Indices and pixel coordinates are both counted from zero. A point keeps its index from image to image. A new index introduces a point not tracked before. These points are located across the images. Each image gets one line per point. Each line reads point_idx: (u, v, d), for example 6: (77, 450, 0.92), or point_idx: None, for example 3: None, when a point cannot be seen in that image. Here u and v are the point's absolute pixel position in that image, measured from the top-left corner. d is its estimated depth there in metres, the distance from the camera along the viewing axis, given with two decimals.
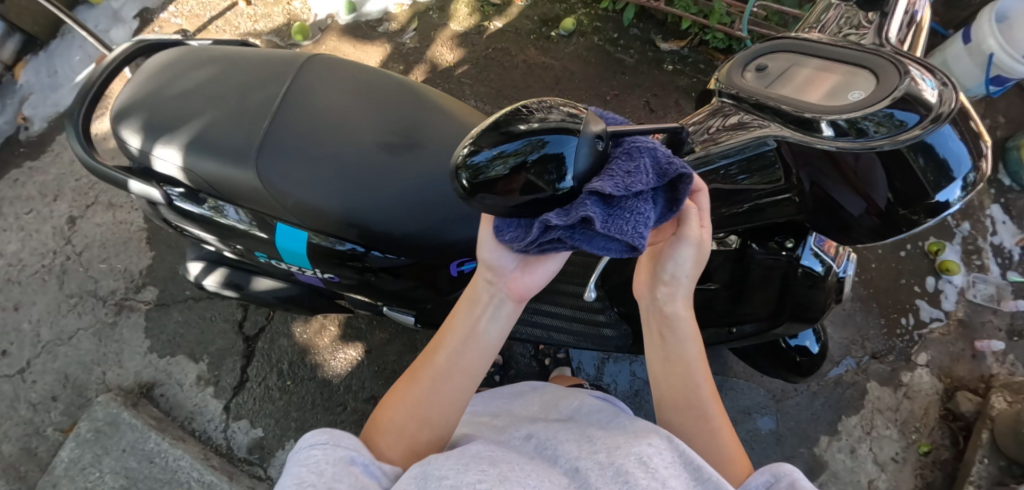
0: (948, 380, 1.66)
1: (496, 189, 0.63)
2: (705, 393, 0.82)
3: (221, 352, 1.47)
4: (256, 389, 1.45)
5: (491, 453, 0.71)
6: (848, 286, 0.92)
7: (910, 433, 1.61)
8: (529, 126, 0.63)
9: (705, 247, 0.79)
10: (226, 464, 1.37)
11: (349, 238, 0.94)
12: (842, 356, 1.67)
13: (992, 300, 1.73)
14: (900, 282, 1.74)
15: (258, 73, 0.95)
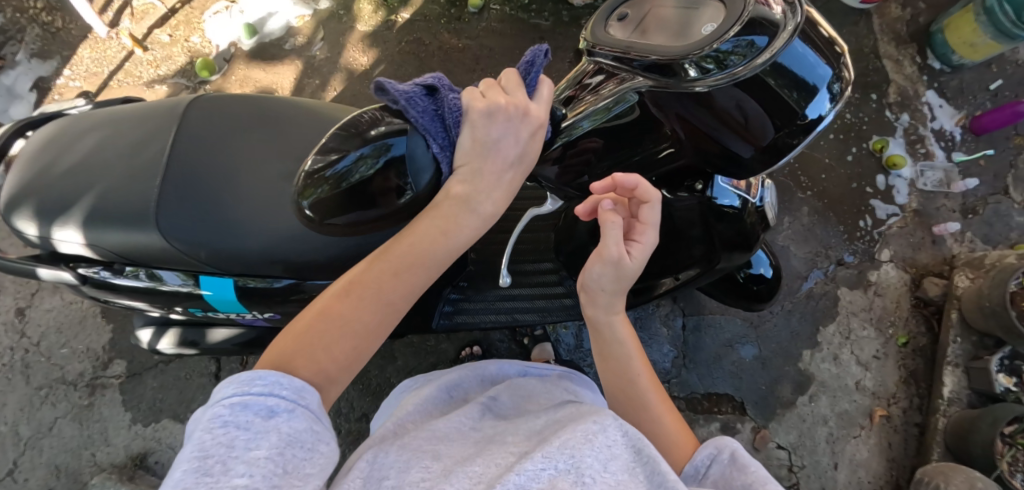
0: (914, 270, 1.71)
1: (369, 192, 0.74)
2: (638, 382, 0.87)
3: (204, 407, 1.46)
4: None
5: (432, 458, 0.76)
6: (771, 212, 0.94)
7: (887, 328, 1.67)
8: (378, 130, 0.73)
9: (623, 271, 0.81)
10: None
11: (274, 273, 0.91)
12: (809, 270, 1.71)
13: (942, 184, 1.77)
14: (852, 186, 1.76)
15: (143, 128, 0.91)
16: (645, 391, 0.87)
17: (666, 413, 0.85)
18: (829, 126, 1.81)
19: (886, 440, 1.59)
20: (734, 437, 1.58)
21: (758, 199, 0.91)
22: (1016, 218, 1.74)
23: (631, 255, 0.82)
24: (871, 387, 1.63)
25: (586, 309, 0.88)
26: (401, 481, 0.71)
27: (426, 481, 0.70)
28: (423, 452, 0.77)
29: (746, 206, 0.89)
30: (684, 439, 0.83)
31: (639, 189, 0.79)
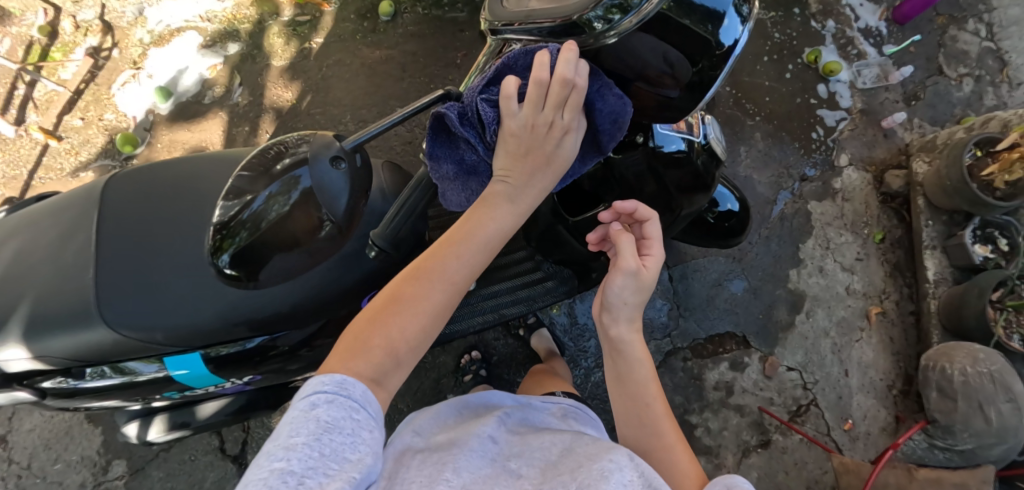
0: (874, 167, 1.74)
1: (285, 230, 0.67)
2: (651, 411, 0.90)
3: (218, 484, 1.43)
4: None
5: (453, 474, 0.72)
6: (719, 147, 0.94)
7: (862, 229, 1.70)
8: (283, 163, 0.66)
9: (641, 281, 0.85)
10: None
11: (238, 335, 0.87)
12: (777, 193, 1.72)
13: (881, 79, 1.80)
14: (797, 102, 1.78)
15: (63, 222, 0.86)
16: (658, 414, 0.90)
17: (677, 443, 0.88)
18: (761, 49, 1.82)
19: (887, 336, 1.63)
20: (745, 371, 1.60)
21: (701, 137, 0.91)
22: (955, 94, 1.79)
23: (646, 267, 0.86)
24: (862, 289, 1.66)
25: (607, 327, 0.90)
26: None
27: None
28: (445, 468, 0.74)
29: (692, 148, 0.89)
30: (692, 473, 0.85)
31: (639, 210, 0.86)
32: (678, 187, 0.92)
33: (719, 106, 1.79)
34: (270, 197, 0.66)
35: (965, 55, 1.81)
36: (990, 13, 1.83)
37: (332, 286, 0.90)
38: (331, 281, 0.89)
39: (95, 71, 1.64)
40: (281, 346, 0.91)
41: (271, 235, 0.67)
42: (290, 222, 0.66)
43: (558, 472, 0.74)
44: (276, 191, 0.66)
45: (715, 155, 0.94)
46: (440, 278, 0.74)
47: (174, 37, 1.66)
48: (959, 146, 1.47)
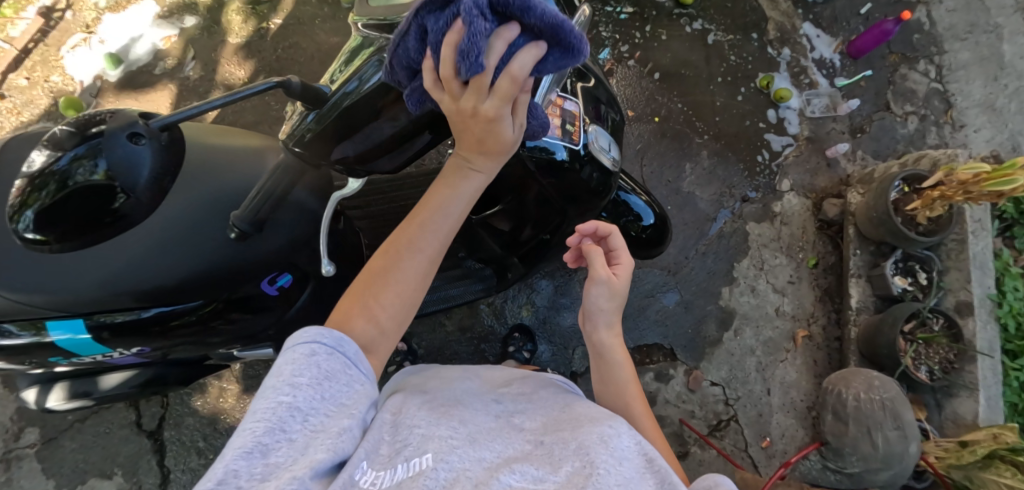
0: (814, 195, 1.79)
1: (91, 195, 0.67)
2: (631, 410, 0.91)
3: (133, 457, 1.42)
4: (182, 476, 1.42)
5: (455, 425, 0.75)
6: (604, 154, 0.99)
7: (797, 253, 1.75)
8: (96, 130, 0.67)
9: (617, 287, 0.91)
10: None
11: (131, 305, 0.87)
12: (717, 211, 1.76)
13: (829, 109, 1.85)
14: (746, 124, 1.83)
15: None
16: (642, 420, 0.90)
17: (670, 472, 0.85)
18: (716, 70, 1.86)
19: (810, 358, 1.67)
20: (669, 383, 1.64)
21: (582, 145, 0.96)
22: (900, 131, 1.84)
23: (616, 276, 0.92)
24: (790, 311, 1.71)
25: (589, 335, 0.95)
26: (429, 432, 0.71)
27: (444, 442, 0.69)
28: (451, 416, 0.76)
29: (574, 156, 0.96)
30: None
31: (599, 228, 0.92)
32: (576, 195, 1.02)
33: (669, 121, 1.82)
34: (74, 160, 0.66)
35: (912, 94, 1.86)
36: (941, 56, 1.88)
37: (229, 268, 0.90)
38: (229, 260, 0.90)
39: (45, 31, 1.62)
40: (187, 317, 0.93)
41: (76, 202, 0.67)
42: (94, 190, 0.66)
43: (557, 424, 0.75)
44: (83, 154, 0.66)
45: (606, 169, 1.00)
46: (415, 249, 0.82)
47: (130, 4, 1.64)
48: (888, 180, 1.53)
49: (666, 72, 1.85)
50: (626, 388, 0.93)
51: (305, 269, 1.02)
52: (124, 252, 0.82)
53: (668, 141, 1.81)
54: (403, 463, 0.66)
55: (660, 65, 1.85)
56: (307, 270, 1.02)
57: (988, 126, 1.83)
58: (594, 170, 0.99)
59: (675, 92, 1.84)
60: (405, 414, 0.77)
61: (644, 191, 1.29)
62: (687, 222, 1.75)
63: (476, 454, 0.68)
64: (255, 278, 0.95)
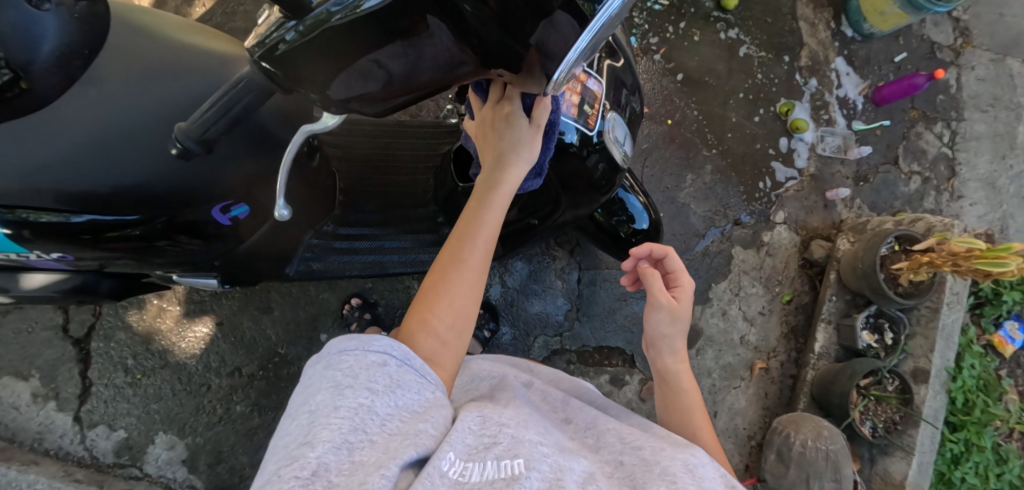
0: (805, 232, 1.79)
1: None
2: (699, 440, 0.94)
3: (51, 363, 1.40)
4: (104, 392, 1.41)
5: (545, 431, 0.73)
6: (615, 145, 0.94)
7: (774, 286, 1.75)
8: None
9: (677, 309, 0.96)
10: (92, 474, 1.37)
11: (63, 207, 0.74)
12: (707, 228, 1.73)
13: (840, 151, 1.83)
14: (756, 147, 1.79)
15: None
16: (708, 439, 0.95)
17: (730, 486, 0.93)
18: (740, 84, 1.80)
19: (761, 390, 1.70)
20: (622, 388, 1.61)
21: (596, 131, 0.91)
22: (901, 188, 1.83)
23: (678, 298, 0.96)
24: (754, 342, 1.71)
25: (654, 360, 1.00)
26: (518, 435, 0.68)
27: (543, 446, 0.67)
28: (530, 421, 0.74)
29: (584, 142, 0.91)
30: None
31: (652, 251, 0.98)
32: (580, 190, 0.99)
33: (681, 127, 1.77)
34: None
35: (922, 154, 1.85)
36: (959, 121, 1.87)
37: (170, 187, 0.80)
38: (173, 177, 0.80)
39: None
40: (128, 231, 0.82)
41: None
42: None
43: (644, 450, 0.73)
44: None
45: (614, 163, 0.96)
46: (462, 252, 0.80)
47: None
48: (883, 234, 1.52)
49: (689, 75, 1.79)
50: (691, 411, 0.97)
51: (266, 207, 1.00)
52: (63, 143, 0.71)
53: (676, 147, 1.76)
54: (495, 459, 0.63)
55: (685, 67, 1.78)
56: (265, 205, 0.99)
57: (984, 202, 1.84)
58: (601, 161, 0.95)
59: (694, 98, 1.78)
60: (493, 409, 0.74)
61: (642, 192, 1.26)
62: (675, 233, 1.72)
63: (564, 465, 0.65)
64: (206, 203, 0.87)
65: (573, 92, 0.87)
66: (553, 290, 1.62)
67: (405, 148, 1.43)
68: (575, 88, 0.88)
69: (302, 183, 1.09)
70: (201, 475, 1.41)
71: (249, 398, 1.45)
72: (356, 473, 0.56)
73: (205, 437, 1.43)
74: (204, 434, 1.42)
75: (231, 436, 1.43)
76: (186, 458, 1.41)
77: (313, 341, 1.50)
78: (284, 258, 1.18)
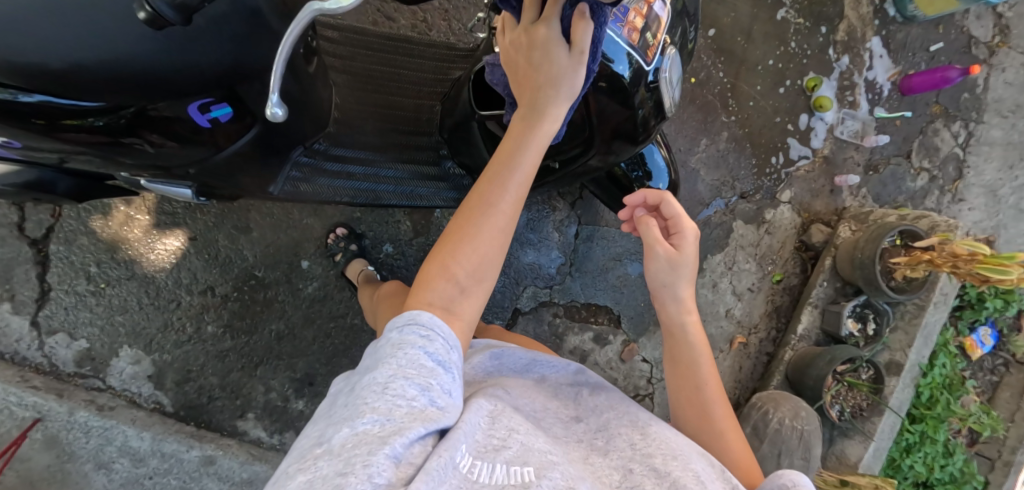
0: (806, 215, 1.77)
1: None
2: (722, 432, 0.91)
3: (5, 263, 1.29)
4: (64, 299, 1.32)
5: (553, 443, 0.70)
6: (667, 89, 0.87)
7: (767, 265, 1.74)
8: None
9: (683, 259, 0.91)
10: (52, 382, 1.30)
11: (12, 83, 0.62)
12: (713, 198, 1.68)
13: (857, 136, 1.78)
14: (775, 121, 1.72)
15: None
16: (704, 392, 0.93)
17: (729, 429, 0.91)
18: (772, 50, 1.70)
19: (738, 364, 1.71)
20: (604, 348, 1.61)
21: (652, 68, 0.84)
22: (907, 183, 1.81)
23: (681, 243, 0.91)
24: (738, 316, 1.72)
25: (661, 319, 0.96)
26: (528, 442, 0.67)
27: (552, 454, 0.66)
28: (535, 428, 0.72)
29: (636, 77, 0.83)
30: (742, 454, 0.90)
31: (650, 198, 0.95)
32: (612, 136, 0.92)
33: (704, 87, 1.66)
34: None
35: (935, 151, 1.82)
36: (977, 123, 1.83)
37: (140, 69, 0.68)
38: (143, 56, 0.67)
39: None
40: (91, 121, 0.72)
41: None
42: None
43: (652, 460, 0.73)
44: None
45: (660, 106, 0.89)
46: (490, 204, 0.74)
47: None
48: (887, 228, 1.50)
49: (722, 33, 1.67)
50: (707, 389, 0.93)
51: (253, 111, 0.88)
52: None
53: (696, 108, 1.65)
54: (504, 464, 0.62)
55: (720, 23, 1.66)
56: (252, 109, 0.87)
57: (982, 208, 1.84)
58: (647, 103, 0.87)
59: (722, 58, 1.67)
60: (501, 408, 0.71)
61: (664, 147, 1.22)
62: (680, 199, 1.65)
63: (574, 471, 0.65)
64: (184, 98, 0.77)
65: (634, 17, 0.82)
66: (548, 241, 1.56)
67: (411, 68, 1.32)
68: (638, 10, 0.82)
69: (298, 91, 0.97)
70: (168, 391, 1.36)
71: (222, 319, 1.38)
72: (356, 447, 0.53)
73: (173, 355, 1.36)
74: (172, 353, 1.36)
75: (201, 356, 1.37)
76: (153, 374, 1.35)
77: (293, 267, 1.42)
78: (267, 175, 1.04)
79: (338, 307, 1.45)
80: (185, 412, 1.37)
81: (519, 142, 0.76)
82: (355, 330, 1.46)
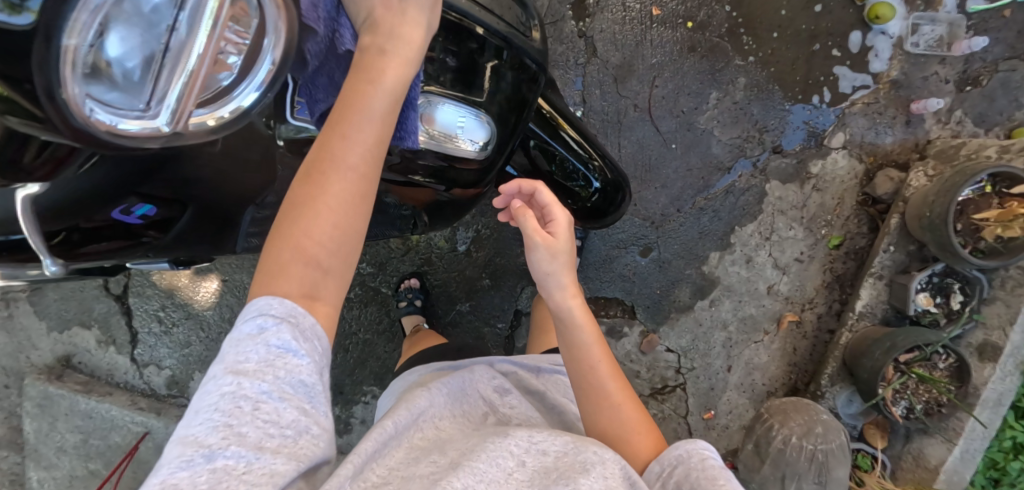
0: (871, 160, 1.43)
1: None
2: (618, 403, 0.85)
3: (104, 315, 1.47)
4: (149, 338, 1.48)
5: (442, 453, 0.78)
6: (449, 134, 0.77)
7: (819, 229, 1.45)
8: None
9: (553, 244, 0.83)
10: (154, 402, 1.47)
11: None
12: (734, 161, 1.41)
13: (942, 44, 1.38)
14: (813, 49, 1.39)
15: None
16: (600, 376, 0.85)
17: (624, 400, 0.85)
18: None
19: (788, 346, 1.49)
20: (621, 341, 1.47)
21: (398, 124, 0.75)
22: None
23: (556, 231, 0.85)
24: (784, 292, 1.47)
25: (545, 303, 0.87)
26: (410, 474, 0.73)
27: (434, 474, 0.73)
28: (431, 452, 0.78)
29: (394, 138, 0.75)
30: (639, 427, 0.85)
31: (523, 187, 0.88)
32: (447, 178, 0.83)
33: (704, 30, 1.37)
34: None
35: None
36: None
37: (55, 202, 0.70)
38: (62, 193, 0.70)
39: None
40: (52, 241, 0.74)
41: None
42: None
43: (548, 459, 0.77)
44: None
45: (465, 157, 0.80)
46: (320, 210, 0.59)
47: None
48: (973, 172, 1.15)
49: None
50: (602, 373, 0.86)
51: (178, 197, 0.86)
52: None
53: (699, 58, 1.37)
54: None
55: None
56: (178, 195, 0.86)
57: None
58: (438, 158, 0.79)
59: None
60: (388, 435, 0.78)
61: (600, 155, 1.05)
62: (692, 168, 1.40)
63: (468, 474, 0.72)
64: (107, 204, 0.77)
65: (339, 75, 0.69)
66: None
67: None
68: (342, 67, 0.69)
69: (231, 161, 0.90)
70: None
71: None
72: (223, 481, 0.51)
73: None
74: None
75: None
76: None
77: None
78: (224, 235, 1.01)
79: (349, 325, 1.47)
80: None
81: (333, 124, 0.60)
82: (367, 346, 1.47)
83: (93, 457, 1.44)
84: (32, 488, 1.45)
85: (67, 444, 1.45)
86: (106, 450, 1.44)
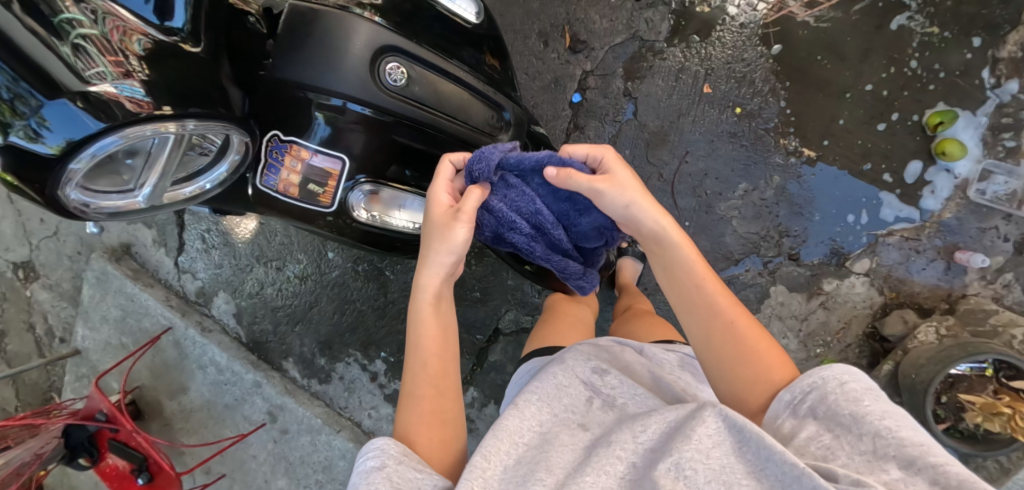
0: (893, 295, 1.35)
1: None
2: (735, 325, 0.78)
3: (162, 221, 1.68)
4: (192, 251, 1.67)
5: (547, 470, 0.70)
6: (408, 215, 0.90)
7: (814, 346, 1.37)
8: None
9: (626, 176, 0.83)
10: (182, 304, 1.67)
11: None
12: (745, 255, 1.39)
13: (1010, 200, 1.27)
14: (863, 167, 1.33)
15: None
16: (711, 294, 0.80)
17: (740, 320, 0.78)
18: (874, 71, 1.30)
19: None
20: None
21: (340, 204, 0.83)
22: None
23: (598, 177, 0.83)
24: None
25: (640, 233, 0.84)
26: None
27: None
28: (536, 463, 0.72)
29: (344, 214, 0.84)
30: (767, 347, 0.76)
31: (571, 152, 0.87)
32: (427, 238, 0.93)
33: (752, 120, 1.34)
34: None
35: None
36: None
37: None
38: None
39: None
40: None
41: None
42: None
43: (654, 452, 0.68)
44: None
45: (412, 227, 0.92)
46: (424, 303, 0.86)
47: None
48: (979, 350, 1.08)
49: (795, 50, 1.32)
50: (714, 296, 0.80)
51: None
52: None
53: (739, 145, 1.35)
54: None
55: (791, 37, 1.32)
56: None
57: None
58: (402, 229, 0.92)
59: (789, 82, 1.33)
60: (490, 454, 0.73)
61: None
62: (699, 249, 1.39)
63: None
64: None
65: (289, 170, 0.78)
66: None
67: None
68: (291, 161, 0.78)
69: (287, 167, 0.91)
70: (245, 329, 1.67)
71: (277, 283, 1.65)
72: None
73: (246, 304, 1.67)
74: (248, 301, 1.66)
75: (262, 308, 1.66)
76: (235, 313, 1.67)
77: (322, 255, 1.63)
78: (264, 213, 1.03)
79: (353, 292, 1.63)
80: (253, 345, 1.67)
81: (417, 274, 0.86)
82: (360, 315, 1.63)
83: (126, 333, 1.67)
84: (75, 340, 1.69)
85: (109, 317, 1.68)
86: (137, 331, 1.67)
